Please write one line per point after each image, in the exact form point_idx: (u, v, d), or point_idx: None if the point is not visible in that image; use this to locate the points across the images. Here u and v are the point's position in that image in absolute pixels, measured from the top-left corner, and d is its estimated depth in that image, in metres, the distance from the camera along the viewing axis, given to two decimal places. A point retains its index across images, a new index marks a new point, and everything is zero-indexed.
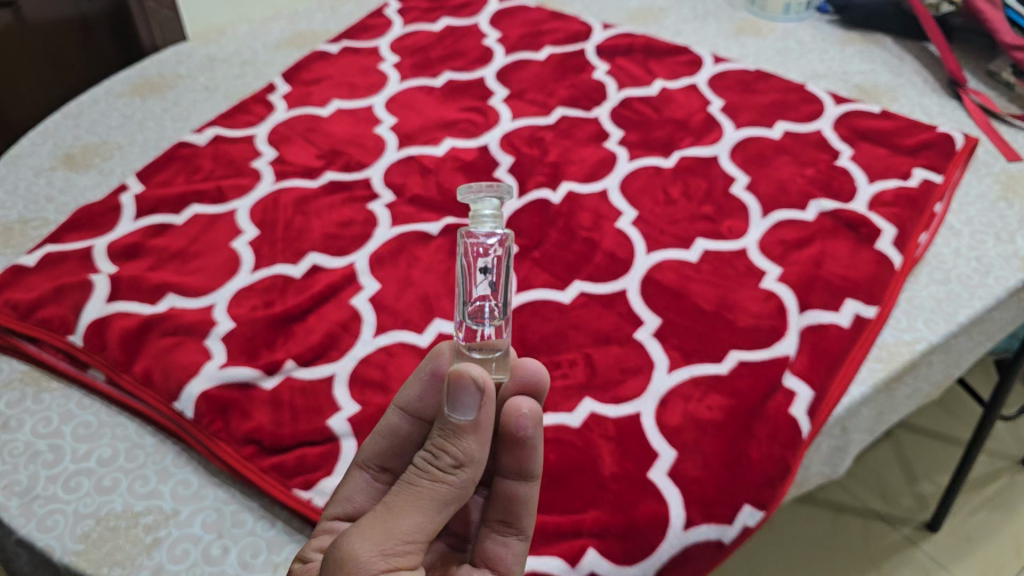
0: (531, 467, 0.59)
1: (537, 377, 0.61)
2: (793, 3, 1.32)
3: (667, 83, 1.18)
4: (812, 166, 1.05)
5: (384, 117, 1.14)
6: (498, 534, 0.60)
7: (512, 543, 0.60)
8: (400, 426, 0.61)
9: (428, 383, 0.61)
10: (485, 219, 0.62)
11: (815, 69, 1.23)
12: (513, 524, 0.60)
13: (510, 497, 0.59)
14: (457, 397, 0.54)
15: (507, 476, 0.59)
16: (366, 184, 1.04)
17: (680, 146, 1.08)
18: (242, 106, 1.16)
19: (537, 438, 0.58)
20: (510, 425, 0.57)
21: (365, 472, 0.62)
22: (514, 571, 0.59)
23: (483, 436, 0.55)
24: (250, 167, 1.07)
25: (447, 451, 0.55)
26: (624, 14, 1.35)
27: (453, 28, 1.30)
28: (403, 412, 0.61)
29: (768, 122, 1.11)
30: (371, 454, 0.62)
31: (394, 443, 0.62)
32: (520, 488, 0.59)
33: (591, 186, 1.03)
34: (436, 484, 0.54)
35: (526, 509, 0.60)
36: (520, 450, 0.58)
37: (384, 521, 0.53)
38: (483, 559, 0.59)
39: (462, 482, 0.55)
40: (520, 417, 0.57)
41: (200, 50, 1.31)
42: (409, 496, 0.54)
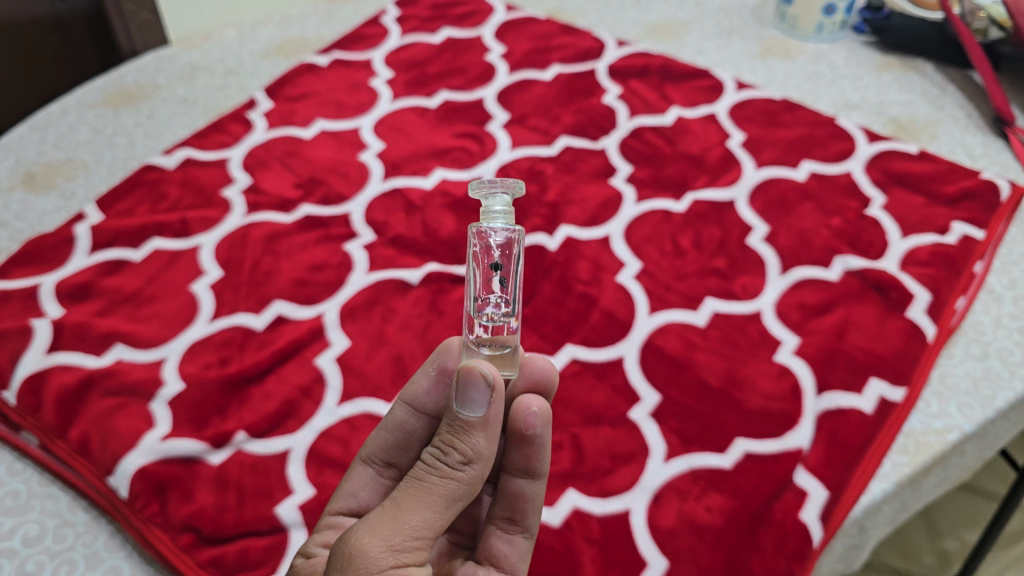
0: (540, 466, 0.59)
1: (546, 375, 0.63)
2: (827, 22, 1.21)
3: (683, 111, 1.08)
4: (839, 215, 0.95)
5: (371, 142, 1.04)
6: (503, 532, 0.60)
7: (517, 540, 0.60)
8: (407, 421, 0.60)
9: (436, 379, 0.60)
10: (496, 214, 0.57)
11: (849, 98, 1.13)
12: (518, 522, 0.60)
13: (516, 495, 0.59)
14: (466, 392, 0.52)
15: (514, 475, 0.59)
16: (345, 221, 0.95)
17: (694, 187, 0.98)
18: (218, 125, 1.07)
19: (545, 436, 0.58)
20: (518, 423, 0.57)
21: (370, 467, 0.61)
22: (518, 570, 0.60)
23: (492, 432, 0.54)
24: (220, 197, 0.98)
25: (455, 448, 0.52)
26: (642, 29, 1.24)
27: (454, 40, 1.19)
28: (410, 407, 0.60)
29: (792, 160, 1.01)
30: (377, 449, 0.61)
31: (401, 439, 0.61)
32: (528, 487, 0.59)
33: (592, 232, 0.93)
34: (445, 480, 0.52)
35: (533, 508, 0.60)
36: (528, 448, 0.58)
37: (392, 517, 0.50)
38: (486, 556, 0.60)
39: (470, 479, 0.52)
40: (529, 415, 0.57)
41: (182, 57, 1.22)
42: (417, 492, 0.51)
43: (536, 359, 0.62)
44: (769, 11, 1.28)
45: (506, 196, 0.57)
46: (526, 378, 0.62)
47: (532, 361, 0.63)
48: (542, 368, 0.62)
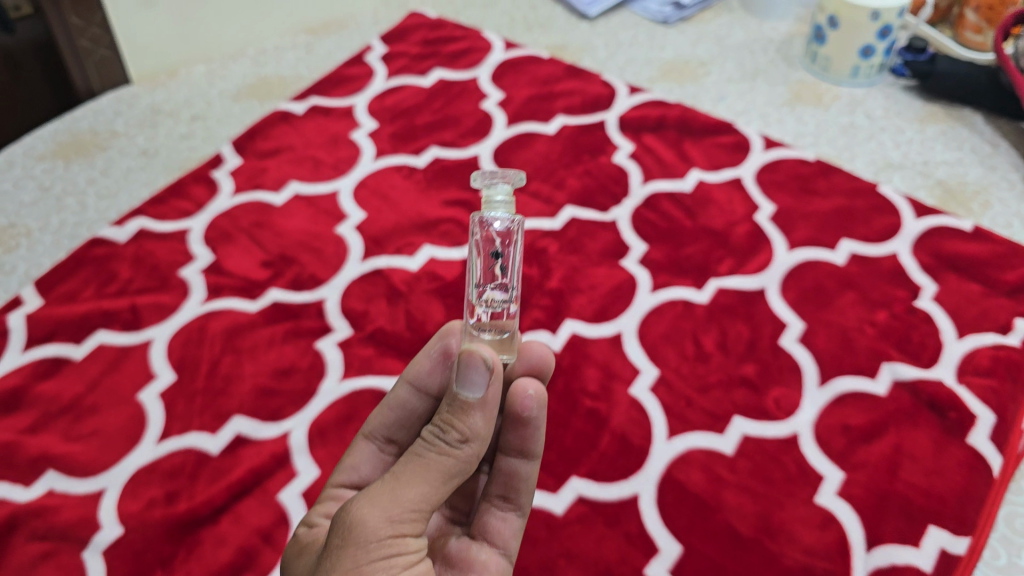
0: (533, 446, 0.59)
1: (542, 362, 0.64)
2: (863, 66, 1.08)
3: (705, 174, 0.95)
4: (884, 308, 0.83)
5: (350, 211, 0.92)
6: (497, 509, 0.59)
7: (511, 518, 0.59)
8: (409, 400, 0.61)
9: (438, 360, 0.61)
10: (497, 206, 0.56)
11: (889, 156, 1.01)
12: (512, 500, 0.59)
13: (510, 473, 0.59)
14: (466, 372, 0.51)
15: (509, 454, 0.59)
16: (319, 310, 0.83)
17: (718, 271, 0.86)
18: (178, 187, 0.94)
19: (540, 418, 0.59)
20: (515, 404, 0.58)
21: (371, 443, 0.62)
22: (510, 546, 0.58)
23: (491, 412, 0.53)
24: (177, 278, 0.86)
25: (454, 427, 0.51)
26: (655, 69, 1.11)
27: (447, 85, 1.06)
28: (412, 386, 0.61)
29: (829, 240, 0.88)
30: (380, 425, 0.61)
31: (402, 416, 0.62)
32: (523, 467, 0.59)
33: (602, 328, 0.81)
34: (442, 457, 0.51)
35: (527, 489, 0.59)
36: (523, 429, 0.59)
37: (391, 489, 0.49)
38: (479, 531, 0.59)
39: (466, 457, 0.51)
40: (525, 398, 0.58)
41: (145, 99, 1.09)
42: (416, 468, 0.50)
43: (533, 345, 0.64)
44: (796, 47, 1.15)
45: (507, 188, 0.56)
46: (524, 363, 0.63)
47: (528, 346, 0.64)
48: (541, 353, 0.63)
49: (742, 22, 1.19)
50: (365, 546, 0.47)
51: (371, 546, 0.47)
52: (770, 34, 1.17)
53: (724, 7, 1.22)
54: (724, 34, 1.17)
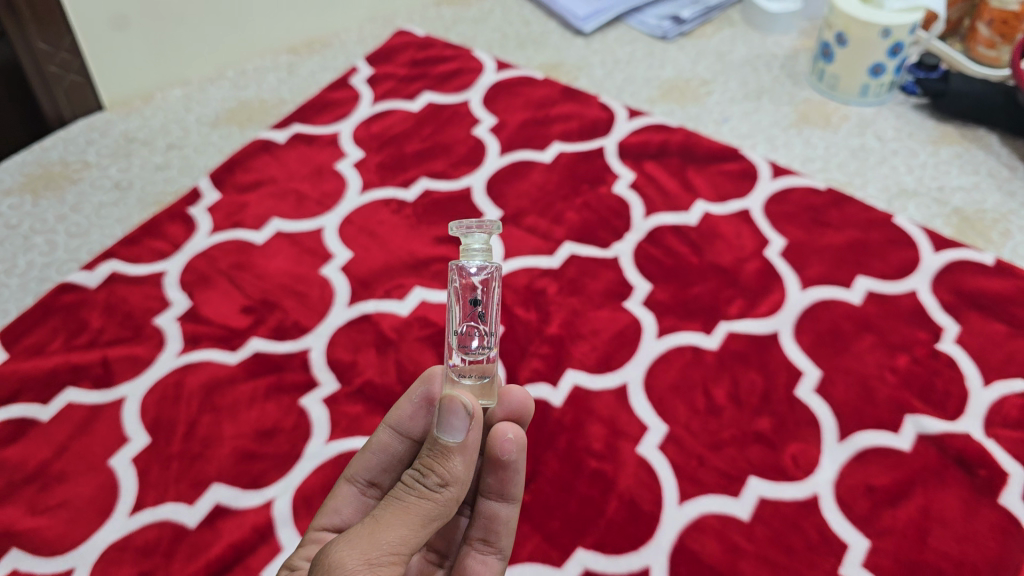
0: (513, 489, 0.59)
1: (522, 407, 0.61)
2: (873, 84, 1.03)
3: (711, 206, 0.90)
4: (905, 353, 0.78)
5: (336, 250, 0.86)
6: (477, 552, 0.60)
7: (490, 561, 0.60)
8: (391, 444, 0.61)
9: (419, 405, 0.60)
10: (474, 254, 0.54)
11: (903, 182, 0.96)
12: (492, 543, 0.60)
13: (490, 516, 0.60)
14: (447, 417, 0.52)
15: (489, 498, 0.59)
16: (303, 362, 0.77)
17: (728, 314, 0.81)
18: (152, 225, 0.88)
19: (520, 462, 0.58)
20: (494, 449, 0.57)
21: (353, 486, 0.61)
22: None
23: (470, 458, 0.53)
24: (151, 326, 0.80)
25: (434, 472, 0.52)
26: (655, 89, 1.06)
27: (437, 109, 1.01)
28: (393, 429, 0.61)
29: (844, 277, 0.84)
30: (362, 468, 0.61)
31: (385, 459, 0.61)
32: (503, 510, 0.60)
33: (606, 380, 0.76)
34: (422, 500, 0.51)
35: (507, 531, 0.60)
36: (503, 472, 0.58)
37: (370, 533, 0.50)
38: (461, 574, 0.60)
39: (446, 501, 0.52)
40: (505, 442, 0.57)
41: (118, 127, 1.03)
42: (396, 511, 0.51)
43: (512, 388, 0.61)
44: (801, 63, 1.10)
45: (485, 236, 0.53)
46: (504, 408, 0.61)
47: (508, 389, 0.62)
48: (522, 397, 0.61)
49: (745, 36, 1.14)
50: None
51: None
52: (774, 49, 1.12)
53: (725, 20, 1.16)
54: (726, 50, 1.12)
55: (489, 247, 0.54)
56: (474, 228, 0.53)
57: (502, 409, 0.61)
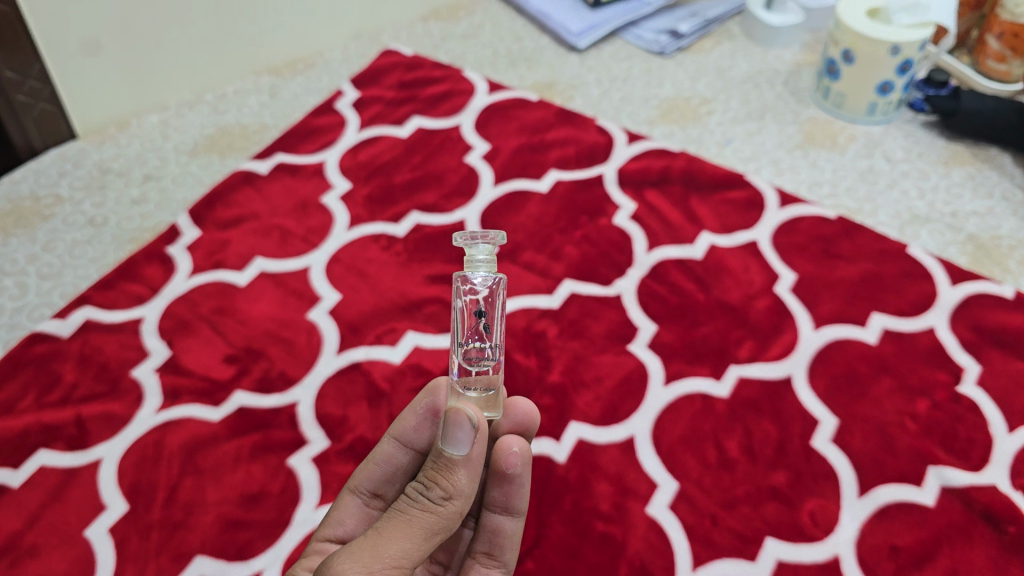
0: (518, 502, 0.60)
1: (527, 417, 0.62)
2: (881, 103, 0.99)
3: (716, 237, 0.86)
4: (925, 397, 0.74)
5: (324, 292, 0.82)
6: (481, 566, 0.61)
7: (494, 575, 0.61)
8: (395, 455, 0.60)
9: (424, 417, 0.60)
10: (478, 264, 0.55)
11: (915, 207, 0.92)
12: (496, 556, 0.61)
13: (494, 530, 0.60)
14: (452, 431, 0.52)
15: (494, 511, 0.60)
16: (291, 418, 0.73)
17: (738, 357, 0.77)
18: (129, 268, 0.83)
19: (524, 475, 0.59)
20: (499, 462, 0.58)
21: (356, 497, 0.60)
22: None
23: (473, 472, 0.54)
24: (129, 379, 0.75)
25: (438, 485, 0.52)
26: (654, 110, 1.02)
27: (427, 135, 0.96)
28: (398, 441, 0.60)
29: (858, 315, 0.80)
30: (366, 479, 0.60)
31: (389, 471, 0.60)
32: (508, 524, 0.60)
33: (612, 433, 0.72)
34: (425, 514, 0.52)
35: (511, 544, 0.61)
36: (508, 485, 0.59)
37: (373, 545, 0.50)
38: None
39: (449, 515, 0.52)
40: (510, 455, 0.57)
41: (92, 157, 0.98)
42: (399, 524, 0.51)
43: (516, 400, 0.62)
44: (805, 79, 1.06)
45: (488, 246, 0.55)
46: (509, 420, 0.62)
47: (513, 402, 0.62)
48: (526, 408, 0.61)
49: (745, 50, 1.10)
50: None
51: None
52: (776, 64, 1.08)
53: (724, 33, 1.12)
54: (726, 65, 1.08)
55: (493, 258, 0.55)
56: (479, 238, 0.54)
57: (507, 421, 0.62)
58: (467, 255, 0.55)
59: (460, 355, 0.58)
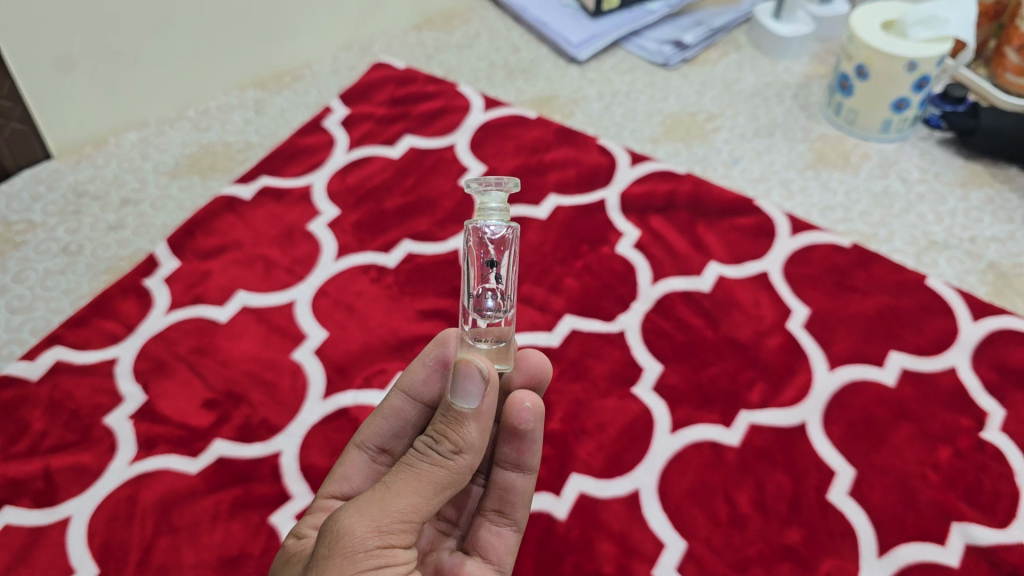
0: (529, 460, 0.58)
1: (541, 370, 0.61)
2: (896, 120, 0.94)
3: (725, 268, 0.81)
4: (947, 444, 0.70)
5: (310, 330, 0.77)
6: (491, 524, 0.59)
7: (505, 533, 0.59)
8: (403, 409, 0.59)
9: (433, 369, 0.58)
10: (491, 213, 0.52)
11: (932, 233, 0.87)
12: (507, 514, 0.59)
13: (505, 487, 0.59)
14: (461, 383, 0.51)
15: (505, 468, 0.58)
16: (274, 470, 0.68)
17: (749, 401, 0.72)
18: (103, 303, 0.78)
19: (536, 432, 0.57)
20: (511, 418, 0.57)
21: (363, 453, 0.60)
22: (504, 562, 0.59)
23: (485, 424, 0.53)
24: (100, 428, 0.71)
25: (448, 439, 0.51)
26: (658, 126, 0.97)
27: (419, 155, 0.92)
28: (406, 395, 0.59)
29: (876, 354, 0.75)
30: (373, 434, 0.59)
31: (397, 426, 0.59)
32: (518, 481, 0.59)
33: (616, 486, 0.67)
34: (434, 468, 0.51)
35: (522, 502, 0.59)
36: (519, 442, 0.57)
37: (381, 500, 0.49)
38: (474, 547, 0.59)
39: (459, 469, 0.51)
40: (522, 410, 0.56)
41: (66, 179, 0.93)
42: (408, 478, 0.50)
43: (530, 351, 0.61)
44: (815, 92, 1.01)
45: (502, 192, 0.52)
46: (522, 374, 0.61)
47: (527, 354, 0.61)
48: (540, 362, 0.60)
49: (752, 61, 1.05)
50: (353, 556, 0.47)
51: (359, 556, 0.47)
52: (785, 77, 1.03)
53: (731, 43, 1.07)
54: (732, 78, 1.03)
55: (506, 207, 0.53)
56: (489, 183, 0.52)
57: (522, 374, 0.61)
58: (480, 203, 0.53)
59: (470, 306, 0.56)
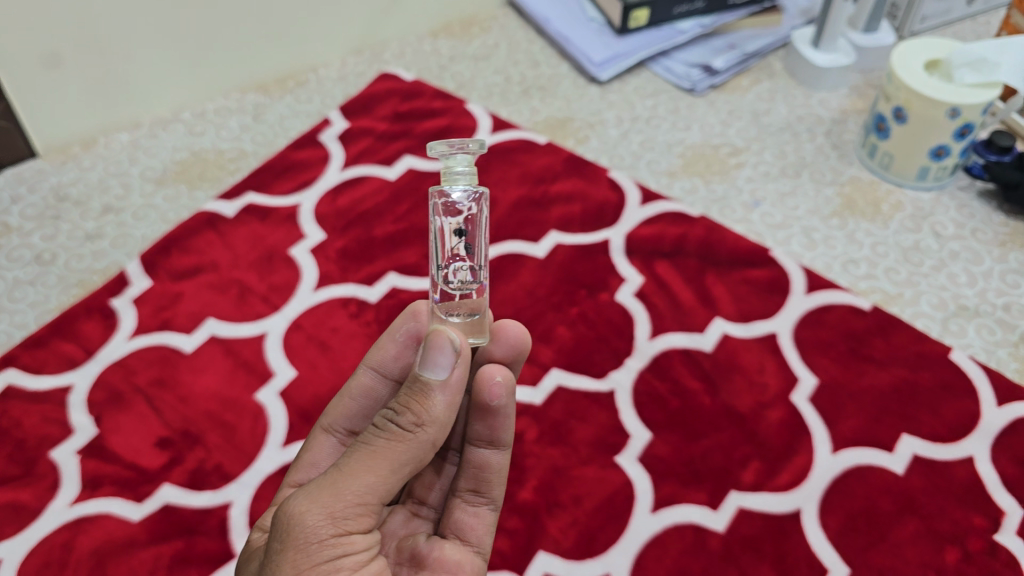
0: (504, 435, 0.53)
1: (519, 342, 0.55)
2: (934, 168, 0.85)
3: (730, 326, 0.75)
4: (955, 545, 0.63)
5: (278, 367, 0.73)
6: (468, 504, 0.54)
7: (483, 513, 0.54)
8: (374, 388, 0.56)
9: (405, 344, 0.57)
10: (459, 176, 0.48)
11: (963, 296, 0.79)
12: (484, 493, 0.54)
13: (480, 465, 0.54)
14: (432, 354, 0.48)
15: (479, 445, 0.53)
16: (221, 523, 0.64)
17: (741, 482, 0.66)
18: (65, 324, 0.75)
19: (510, 407, 0.52)
20: (482, 394, 0.52)
21: (332, 436, 0.56)
22: (485, 543, 0.53)
23: (452, 396, 0.49)
24: (45, 461, 0.67)
25: (409, 415, 0.47)
26: (676, 158, 0.91)
27: (417, 178, 0.88)
28: (376, 372, 0.56)
29: (886, 438, 0.68)
30: (341, 416, 0.56)
31: (366, 406, 0.56)
32: (494, 458, 0.54)
33: (585, 569, 0.62)
34: (393, 445, 0.47)
35: (498, 479, 0.54)
36: (492, 418, 0.52)
37: (334, 482, 0.46)
38: (451, 530, 0.53)
39: (423, 443, 0.48)
40: (493, 386, 0.51)
41: (49, 180, 0.89)
42: (363, 456, 0.47)
43: (507, 322, 0.55)
44: (851, 129, 0.93)
45: (469, 153, 0.48)
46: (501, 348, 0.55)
47: (502, 325, 0.55)
48: (516, 332, 0.55)
49: (786, 91, 0.98)
50: (306, 547, 0.44)
51: (313, 547, 0.44)
52: (819, 110, 0.95)
53: (765, 69, 1.00)
54: (762, 109, 0.96)
55: (474, 170, 0.48)
56: (454, 145, 0.48)
57: (500, 348, 0.56)
58: (445, 166, 0.48)
59: (440, 277, 0.52)
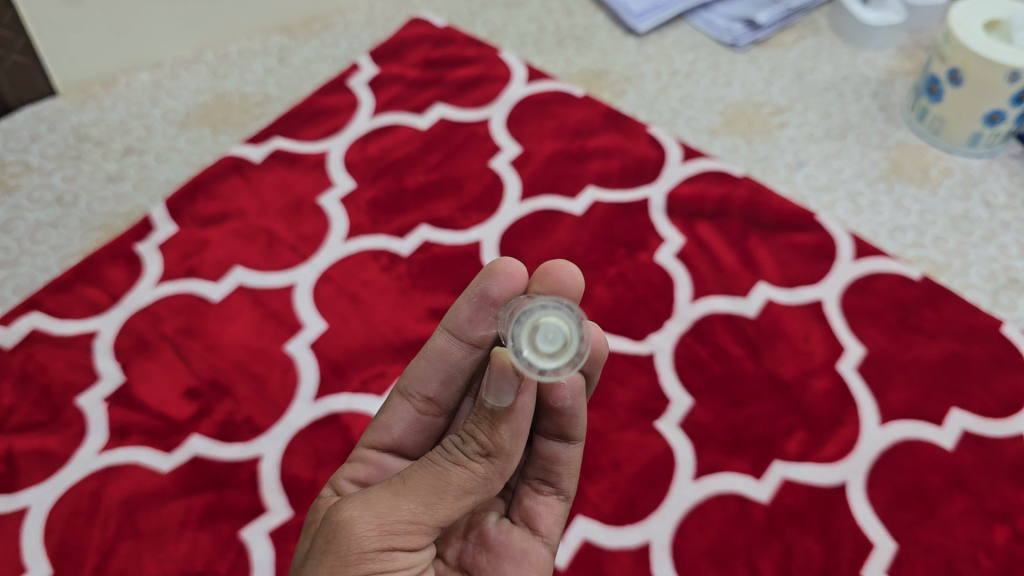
0: (575, 431, 0.51)
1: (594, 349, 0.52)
2: (987, 134, 0.81)
3: (774, 292, 0.73)
4: (1005, 522, 0.61)
5: (308, 320, 0.71)
6: (537, 492, 0.53)
7: (551, 502, 0.52)
8: (448, 351, 0.53)
9: (479, 306, 0.52)
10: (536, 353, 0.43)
11: (1014, 268, 0.76)
12: (552, 483, 0.52)
13: (550, 457, 0.52)
14: (495, 378, 0.44)
15: (548, 437, 0.52)
16: (251, 477, 0.62)
17: (786, 451, 0.64)
18: (89, 268, 0.72)
19: (578, 407, 0.50)
20: (546, 395, 0.49)
21: (407, 401, 0.54)
22: (553, 534, 0.52)
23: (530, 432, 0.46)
24: (70, 409, 0.64)
25: (485, 438, 0.45)
26: (718, 115, 0.88)
27: (449, 129, 0.84)
28: (451, 335, 0.53)
29: (934, 411, 0.66)
30: (416, 379, 0.54)
31: (443, 370, 0.53)
32: (563, 452, 0.52)
33: (624, 536, 0.60)
34: (458, 468, 0.45)
35: (570, 471, 0.52)
36: (561, 417, 0.50)
37: (393, 494, 0.44)
38: (521, 516, 0.52)
39: (494, 475, 0.45)
40: (559, 388, 0.48)
41: (69, 119, 0.85)
42: (426, 475, 0.45)
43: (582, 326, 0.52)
44: (898, 92, 0.90)
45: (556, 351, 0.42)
46: None
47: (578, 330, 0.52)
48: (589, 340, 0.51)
49: (831, 49, 0.94)
50: (346, 556, 0.43)
51: (352, 558, 0.43)
52: (866, 71, 0.92)
53: (810, 25, 0.96)
54: (807, 67, 0.92)
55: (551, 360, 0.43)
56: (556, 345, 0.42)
57: None
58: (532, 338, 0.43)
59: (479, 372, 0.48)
